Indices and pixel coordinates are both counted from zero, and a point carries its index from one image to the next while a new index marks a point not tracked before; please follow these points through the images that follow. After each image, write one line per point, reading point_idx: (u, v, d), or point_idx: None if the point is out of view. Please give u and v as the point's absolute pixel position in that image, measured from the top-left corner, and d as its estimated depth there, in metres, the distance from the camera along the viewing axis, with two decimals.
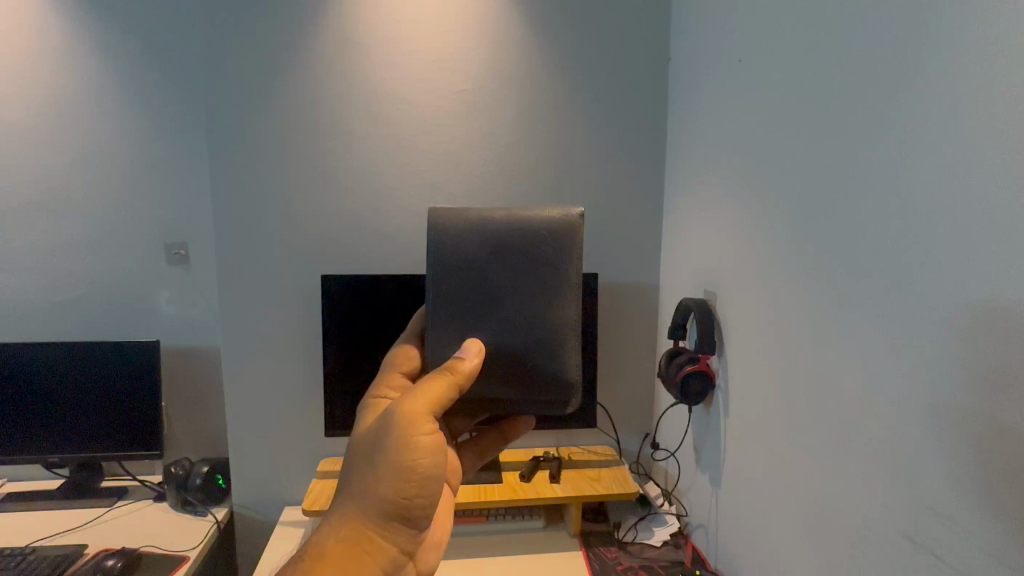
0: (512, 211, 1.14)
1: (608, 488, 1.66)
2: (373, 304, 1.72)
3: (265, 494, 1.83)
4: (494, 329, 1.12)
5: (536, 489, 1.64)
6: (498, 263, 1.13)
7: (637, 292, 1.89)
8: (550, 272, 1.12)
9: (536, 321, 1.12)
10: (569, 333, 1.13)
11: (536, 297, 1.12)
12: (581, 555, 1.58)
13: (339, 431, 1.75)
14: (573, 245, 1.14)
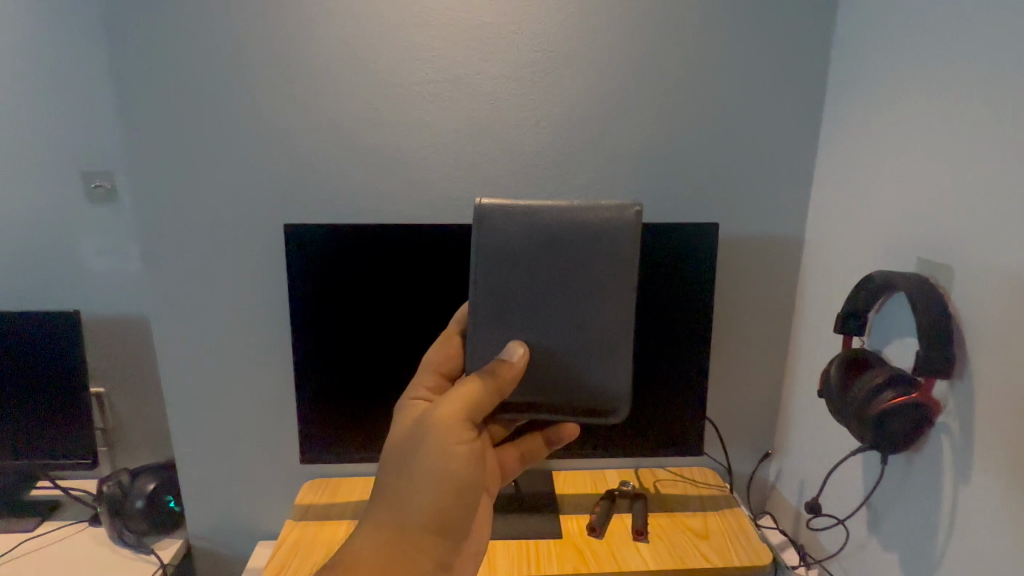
0: (560, 211, 0.81)
1: (722, 553, 1.09)
2: (366, 270, 1.13)
3: (232, 522, 1.34)
4: (521, 332, 0.82)
5: (612, 552, 1.09)
6: (521, 244, 0.81)
7: (766, 253, 1.25)
8: (589, 262, 0.81)
9: (575, 323, 0.81)
10: (619, 343, 0.81)
11: (575, 293, 0.81)
12: None
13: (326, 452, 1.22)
14: (615, 232, 0.81)
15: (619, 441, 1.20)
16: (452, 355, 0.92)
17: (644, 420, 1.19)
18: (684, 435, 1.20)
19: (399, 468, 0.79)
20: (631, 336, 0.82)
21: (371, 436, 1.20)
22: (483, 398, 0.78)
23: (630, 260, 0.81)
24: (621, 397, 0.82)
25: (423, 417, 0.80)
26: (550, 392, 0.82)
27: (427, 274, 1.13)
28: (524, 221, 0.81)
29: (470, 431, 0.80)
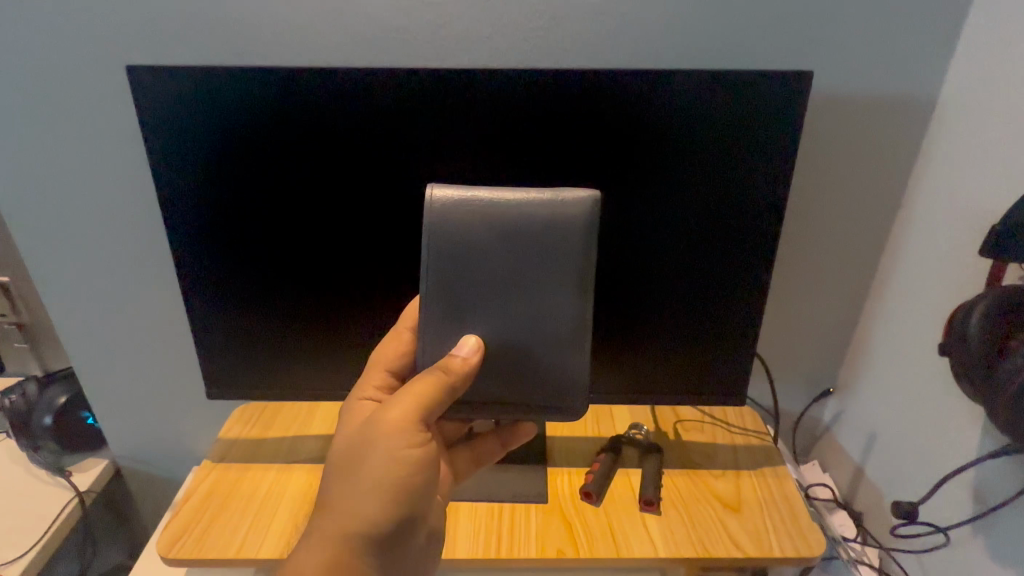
0: (501, 207, 0.61)
1: (757, 538, 0.82)
2: (270, 152, 0.73)
3: (167, 440, 1.14)
4: (451, 331, 0.62)
5: (612, 530, 0.82)
6: (448, 224, 0.61)
7: (876, 117, 0.84)
8: (535, 247, 0.61)
9: (519, 318, 0.62)
10: (573, 342, 0.63)
11: (518, 286, 0.61)
12: None
13: (241, 392, 0.87)
14: (565, 211, 0.62)
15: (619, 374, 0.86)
16: (406, 354, 0.68)
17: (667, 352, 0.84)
18: (725, 380, 0.86)
19: (339, 479, 0.59)
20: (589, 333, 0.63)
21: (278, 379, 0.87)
22: (438, 395, 0.59)
23: (586, 250, 0.62)
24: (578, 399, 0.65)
25: (366, 423, 0.59)
26: (490, 394, 0.65)
27: (363, 161, 0.74)
28: (463, 225, 0.61)
29: (425, 436, 0.60)
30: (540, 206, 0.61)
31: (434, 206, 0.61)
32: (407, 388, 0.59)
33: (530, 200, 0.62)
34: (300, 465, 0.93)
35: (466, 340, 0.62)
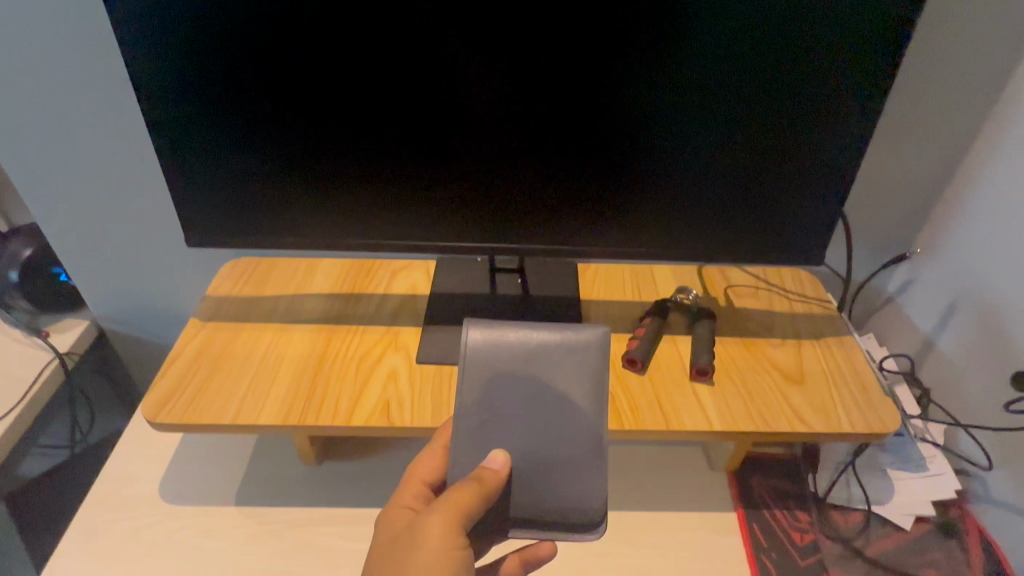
0: (534, 338, 0.58)
1: (823, 413, 0.72)
2: None
3: (150, 304, 1.03)
4: (468, 454, 0.55)
5: (659, 401, 0.73)
6: (469, 357, 0.57)
7: None
8: (553, 379, 0.57)
9: (536, 439, 0.56)
10: (592, 458, 0.56)
11: (536, 411, 0.56)
12: (743, 543, 0.75)
13: (225, 242, 0.73)
14: (577, 349, 0.58)
15: (651, 200, 0.69)
16: (444, 455, 0.59)
17: (717, 184, 0.68)
18: (807, 237, 0.72)
19: None
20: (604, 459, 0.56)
21: (238, 208, 0.70)
22: (478, 505, 0.51)
23: (598, 381, 0.57)
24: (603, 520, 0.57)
25: (400, 538, 0.50)
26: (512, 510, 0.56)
27: None
28: (501, 340, 0.58)
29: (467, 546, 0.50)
30: (561, 346, 0.58)
31: (470, 339, 0.58)
32: (443, 494, 0.51)
33: (555, 339, 0.59)
34: (300, 326, 0.81)
35: (493, 455, 0.54)
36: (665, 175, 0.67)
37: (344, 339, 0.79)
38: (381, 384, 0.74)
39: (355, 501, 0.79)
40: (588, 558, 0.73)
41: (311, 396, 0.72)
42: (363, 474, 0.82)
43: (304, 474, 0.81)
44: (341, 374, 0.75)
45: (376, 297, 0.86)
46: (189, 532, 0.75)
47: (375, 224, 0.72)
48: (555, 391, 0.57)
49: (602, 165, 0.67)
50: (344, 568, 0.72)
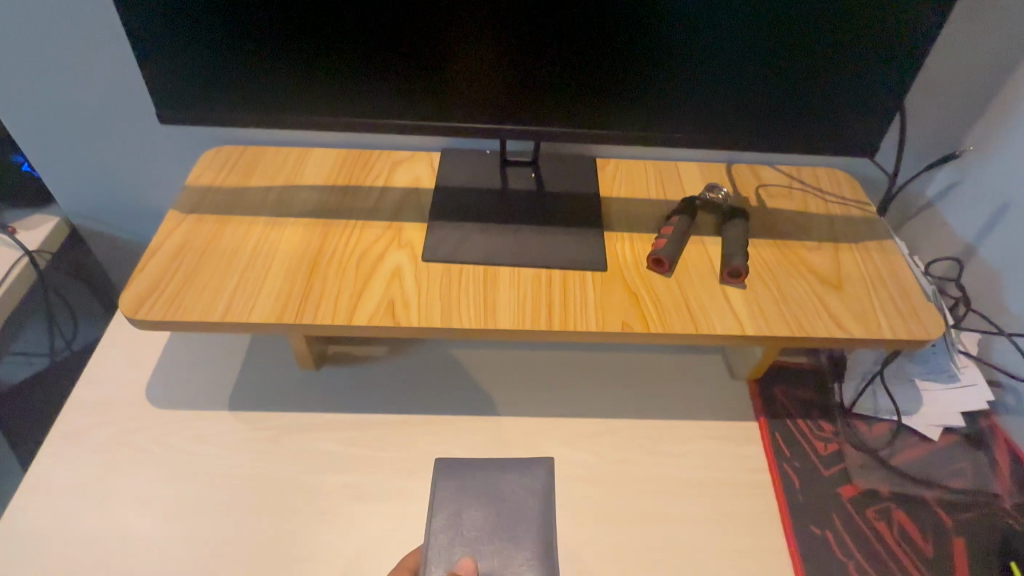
0: (493, 483, 0.65)
1: (863, 319, 0.67)
2: None
3: (121, 201, 0.94)
4: (437, 564, 0.59)
5: (688, 305, 0.67)
6: (439, 493, 0.64)
7: None
8: (510, 504, 0.63)
9: (495, 556, 0.60)
10: (544, 564, 0.60)
11: (494, 534, 0.61)
12: (764, 452, 0.72)
13: (200, 116, 0.63)
14: (528, 480, 0.65)
15: (680, 70, 0.60)
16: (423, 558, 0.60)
17: (757, 56, 0.58)
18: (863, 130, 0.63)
19: None
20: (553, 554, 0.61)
21: (201, 67, 0.59)
22: None
23: (545, 508, 0.63)
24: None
25: None
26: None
27: None
28: (461, 502, 0.63)
29: None
30: (517, 484, 0.65)
31: (439, 484, 0.64)
32: None
33: (512, 481, 0.65)
34: (292, 220, 0.74)
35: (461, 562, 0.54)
36: (709, 35, 0.57)
37: (342, 234, 0.72)
38: (383, 282, 0.67)
39: (356, 407, 0.74)
40: (603, 466, 0.70)
41: (306, 294, 0.66)
42: (364, 379, 0.77)
43: (301, 379, 0.76)
44: (339, 271, 0.68)
45: (375, 191, 0.78)
46: (181, 438, 0.71)
47: (367, 97, 0.62)
48: (514, 512, 0.63)
49: (646, 20, 0.56)
50: (347, 474, 0.68)
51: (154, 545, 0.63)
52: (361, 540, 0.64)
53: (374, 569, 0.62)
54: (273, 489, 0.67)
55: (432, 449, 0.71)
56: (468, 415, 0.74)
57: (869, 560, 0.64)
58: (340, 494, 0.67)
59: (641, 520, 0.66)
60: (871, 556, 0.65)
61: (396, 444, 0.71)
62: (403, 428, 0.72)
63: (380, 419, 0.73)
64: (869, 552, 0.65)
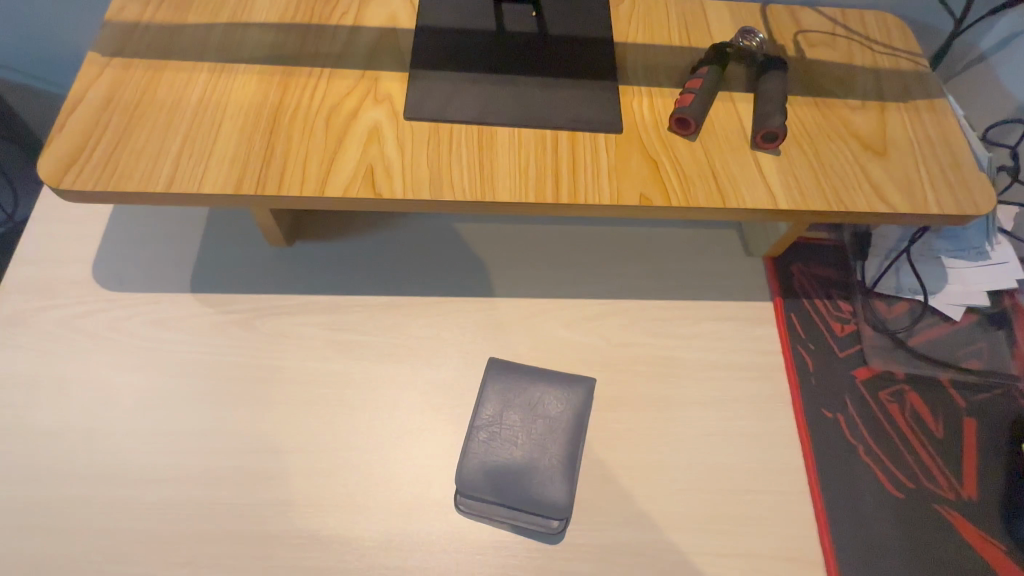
0: (542, 388, 0.61)
1: (907, 191, 0.59)
2: None
3: (31, 46, 0.78)
4: (471, 459, 0.57)
5: (714, 175, 0.58)
6: (486, 389, 0.61)
7: None
8: (549, 415, 0.60)
9: (524, 461, 0.57)
10: (566, 481, 0.57)
11: (529, 439, 0.58)
12: (778, 334, 0.68)
13: None
14: (568, 393, 0.61)
15: None
16: None
17: None
18: None
19: None
20: (572, 486, 0.57)
21: None
22: None
23: (579, 431, 0.60)
24: (568, 520, 0.56)
25: None
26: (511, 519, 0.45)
27: None
28: (507, 402, 0.60)
29: None
30: (560, 398, 0.61)
31: (494, 376, 0.61)
32: None
33: (557, 394, 0.61)
34: (243, 68, 0.60)
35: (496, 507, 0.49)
36: None
37: (305, 85, 0.60)
38: (360, 145, 0.56)
39: (336, 287, 0.66)
40: (608, 349, 0.65)
41: (267, 158, 0.55)
42: (344, 255, 0.68)
43: (271, 255, 0.68)
44: (305, 131, 0.57)
45: (343, 32, 0.64)
46: (139, 323, 0.63)
47: None
48: (550, 424, 0.59)
49: None
50: (330, 360, 0.62)
51: (122, 437, 0.58)
52: (349, 429, 0.59)
53: (365, 460, 0.58)
54: (249, 376, 0.61)
55: (423, 333, 0.64)
56: (461, 295, 0.67)
57: (878, 442, 0.62)
58: (323, 382, 0.61)
59: (646, 404, 0.63)
60: (881, 438, 0.63)
61: (383, 328, 0.64)
62: (390, 310, 0.66)
63: (364, 301, 0.66)
64: (879, 434, 0.63)
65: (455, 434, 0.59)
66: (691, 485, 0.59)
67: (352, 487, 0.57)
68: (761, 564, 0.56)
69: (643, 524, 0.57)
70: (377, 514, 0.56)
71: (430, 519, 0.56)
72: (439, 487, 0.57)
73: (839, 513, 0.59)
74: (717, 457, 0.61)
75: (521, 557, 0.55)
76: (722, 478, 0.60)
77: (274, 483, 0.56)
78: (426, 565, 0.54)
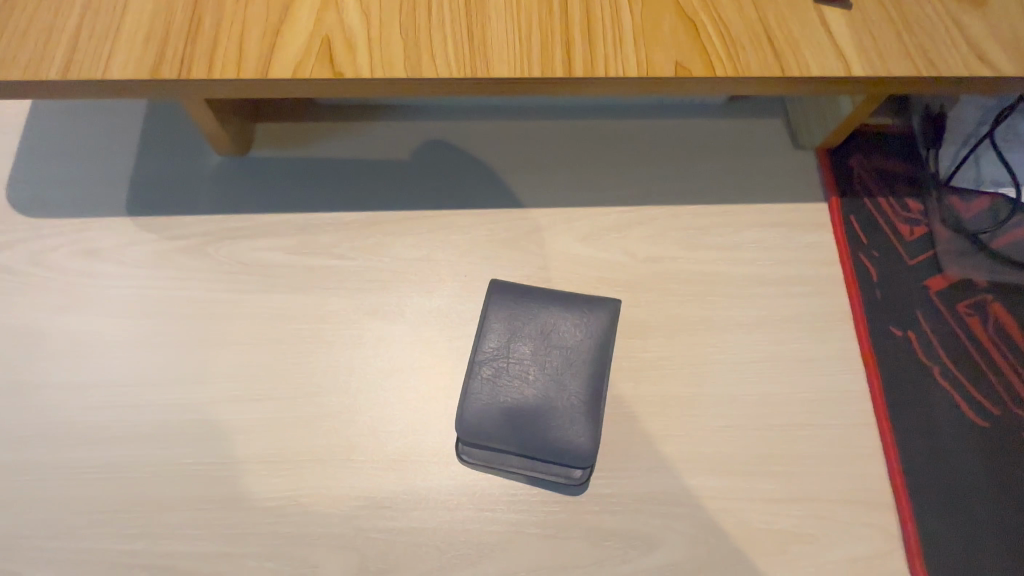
0: (556, 313, 0.50)
1: (1013, 48, 0.46)
2: None
3: None
4: (473, 401, 0.47)
5: (769, 35, 0.45)
6: (488, 317, 0.50)
7: None
8: (566, 345, 0.49)
9: (537, 401, 0.47)
10: (590, 424, 0.46)
11: (542, 374, 0.48)
12: (836, 241, 0.56)
13: None
14: (587, 317, 0.50)
15: None
16: None
17: None
18: None
19: None
20: (598, 429, 0.46)
21: None
22: None
23: (603, 362, 0.48)
24: (592, 468, 0.47)
25: None
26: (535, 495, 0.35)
27: None
28: (514, 331, 0.49)
29: None
30: (579, 324, 0.49)
31: (499, 300, 0.50)
32: None
33: (575, 319, 0.50)
34: None
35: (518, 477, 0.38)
36: None
37: None
38: (311, 13, 0.44)
39: (302, 204, 0.55)
40: (632, 267, 0.54)
41: (192, 33, 0.42)
42: (310, 164, 0.57)
43: (221, 169, 0.56)
44: None
45: None
46: (67, 256, 0.52)
47: None
48: (568, 356, 0.48)
49: None
50: (300, 290, 0.52)
51: (56, 392, 0.48)
52: (327, 371, 0.50)
53: (349, 407, 0.49)
54: (203, 314, 0.51)
55: (411, 255, 0.54)
56: (454, 208, 0.56)
57: (957, 363, 0.53)
58: (294, 317, 0.51)
59: (680, 331, 0.52)
60: (960, 359, 0.53)
61: (361, 251, 0.54)
62: (369, 229, 0.54)
63: (337, 219, 0.55)
64: (957, 354, 0.53)
65: (454, 373, 0.50)
66: (736, 422, 0.50)
67: (333, 440, 0.48)
68: (821, 510, 0.48)
69: (680, 470, 0.48)
70: (364, 468, 0.47)
71: (428, 473, 0.47)
72: (437, 436, 0.48)
73: (911, 448, 0.50)
74: (766, 388, 0.51)
75: (538, 512, 0.46)
76: (773, 412, 0.50)
77: (242, 437, 0.47)
78: (425, 525, 0.46)
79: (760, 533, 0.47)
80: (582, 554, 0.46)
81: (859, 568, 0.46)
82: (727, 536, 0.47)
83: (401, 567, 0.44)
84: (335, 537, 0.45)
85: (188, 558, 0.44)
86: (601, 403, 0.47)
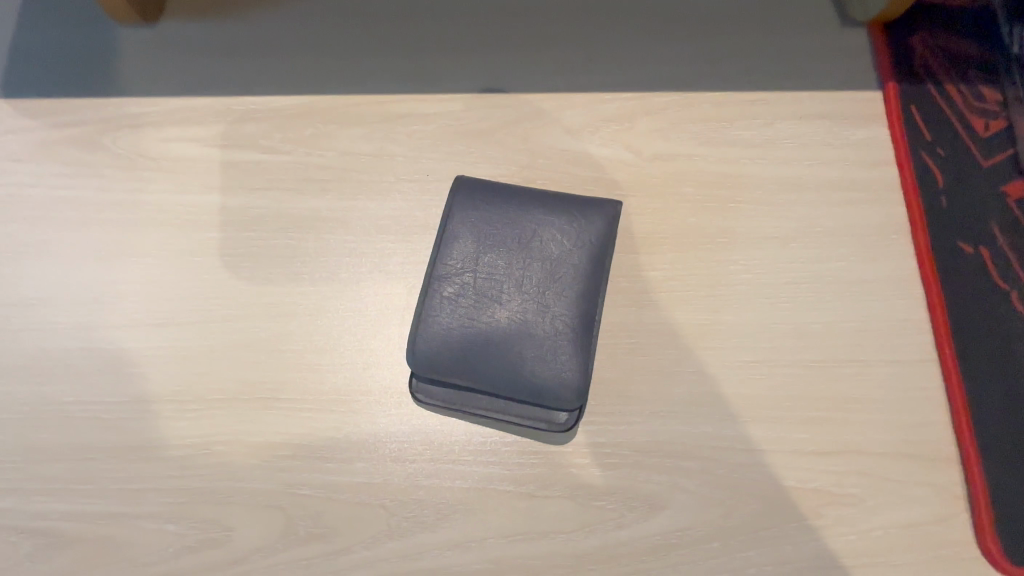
0: (539, 217, 0.39)
1: None
2: None
3: None
4: (430, 326, 0.37)
5: None
6: (452, 222, 0.39)
7: None
8: (550, 256, 0.38)
9: (511, 326, 0.37)
10: (579, 356, 0.36)
11: (519, 293, 0.37)
12: (892, 137, 0.45)
13: None
14: (578, 224, 0.39)
15: None
16: None
17: None
18: None
19: None
20: (589, 362, 0.37)
21: None
22: None
23: (596, 279, 0.38)
24: (582, 409, 0.37)
25: None
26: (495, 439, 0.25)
27: None
28: (484, 240, 0.39)
29: None
30: (568, 232, 0.39)
31: (466, 201, 0.39)
32: None
33: (562, 225, 0.39)
34: None
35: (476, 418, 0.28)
36: None
37: None
38: None
39: (224, 85, 0.44)
40: (636, 167, 0.43)
41: None
42: (235, 37, 0.45)
43: (122, 42, 0.45)
44: None
45: None
46: None
47: None
48: (552, 272, 0.38)
49: None
50: (218, 192, 0.42)
51: None
52: (249, 290, 0.40)
53: (277, 334, 0.39)
54: (98, 220, 0.41)
55: (360, 150, 0.43)
56: (415, 94, 0.44)
57: None
58: (211, 224, 0.41)
59: (694, 244, 0.42)
60: None
61: (297, 144, 0.43)
62: (308, 117, 0.43)
63: (267, 104, 0.44)
64: None
65: (409, 293, 0.40)
66: (763, 356, 0.40)
67: (255, 374, 0.38)
68: (868, 465, 0.38)
69: (691, 414, 0.38)
70: (295, 410, 0.37)
71: (376, 416, 0.37)
72: (387, 371, 0.38)
73: (982, 390, 0.40)
74: (802, 315, 0.41)
75: (513, 465, 0.37)
76: (809, 344, 0.40)
77: (141, 371, 0.38)
78: (369, 481, 0.36)
79: (790, 492, 0.37)
80: (567, 516, 0.36)
81: (913, 535, 0.37)
82: (750, 496, 0.37)
83: (337, 532, 0.35)
84: (257, 493, 0.36)
85: (72, 518, 0.35)
86: (593, 329, 0.37)
